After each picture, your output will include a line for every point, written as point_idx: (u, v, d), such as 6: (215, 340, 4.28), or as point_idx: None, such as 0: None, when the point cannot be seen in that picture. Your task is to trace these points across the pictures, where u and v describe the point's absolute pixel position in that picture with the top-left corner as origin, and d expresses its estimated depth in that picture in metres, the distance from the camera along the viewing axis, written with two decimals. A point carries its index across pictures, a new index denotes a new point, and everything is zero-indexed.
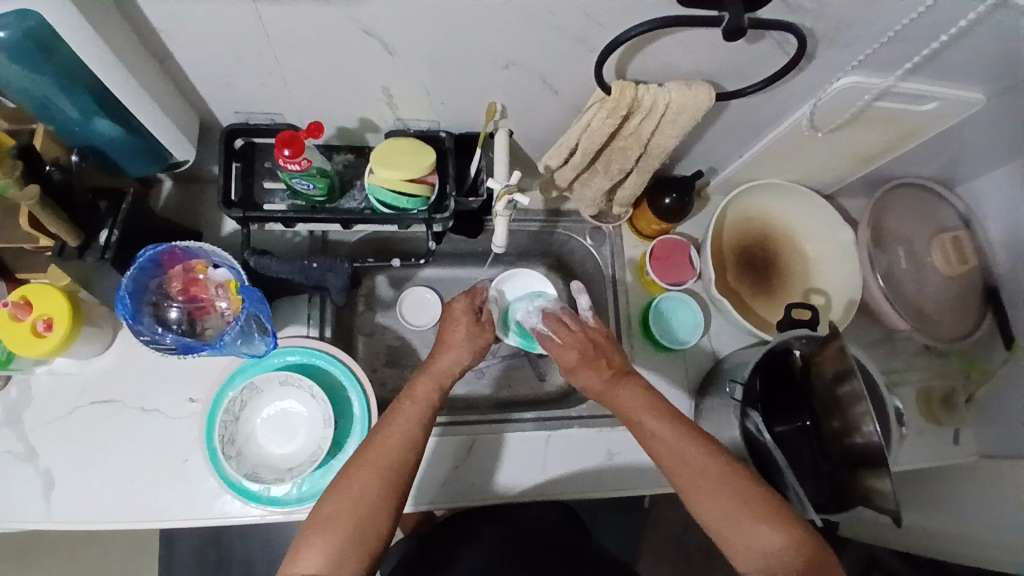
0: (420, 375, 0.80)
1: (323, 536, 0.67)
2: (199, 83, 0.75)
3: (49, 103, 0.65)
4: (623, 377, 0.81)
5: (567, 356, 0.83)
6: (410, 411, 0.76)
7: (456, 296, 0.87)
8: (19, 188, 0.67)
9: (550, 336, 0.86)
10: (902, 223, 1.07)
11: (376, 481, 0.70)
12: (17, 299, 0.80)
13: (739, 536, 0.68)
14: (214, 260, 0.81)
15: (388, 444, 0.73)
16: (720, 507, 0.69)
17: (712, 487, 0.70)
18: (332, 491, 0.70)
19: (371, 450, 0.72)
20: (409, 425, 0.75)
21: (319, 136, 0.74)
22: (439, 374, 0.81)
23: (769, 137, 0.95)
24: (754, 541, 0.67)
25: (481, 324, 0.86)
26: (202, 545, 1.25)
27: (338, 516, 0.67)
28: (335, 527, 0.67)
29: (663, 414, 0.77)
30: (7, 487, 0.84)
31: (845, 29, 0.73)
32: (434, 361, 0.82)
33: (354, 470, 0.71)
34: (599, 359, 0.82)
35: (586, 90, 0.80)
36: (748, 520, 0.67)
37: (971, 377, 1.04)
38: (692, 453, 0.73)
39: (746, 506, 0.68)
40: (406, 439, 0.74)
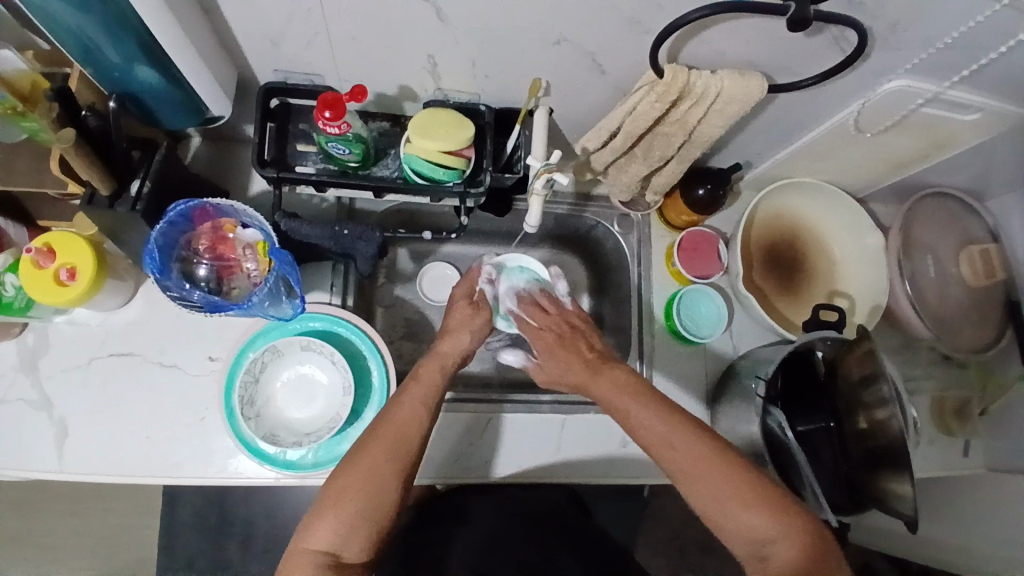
0: (427, 358, 0.81)
1: (334, 510, 0.67)
2: (241, 37, 0.73)
3: (92, 47, 0.63)
4: (602, 360, 0.82)
5: (540, 339, 0.86)
6: (414, 392, 0.76)
7: (456, 287, 0.91)
8: (55, 131, 0.65)
9: (522, 315, 0.90)
10: (931, 234, 1.04)
11: (386, 458, 0.70)
12: (40, 245, 0.78)
13: (730, 524, 0.67)
14: (243, 220, 0.81)
15: (395, 421, 0.73)
16: (710, 496, 0.69)
17: (705, 478, 0.69)
18: (342, 466, 0.70)
19: (381, 427, 0.72)
20: (415, 404, 0.75)
21: (362, 101, 0.72)
22: (444, 358, 0.81)
23: (810, 135, 0.93)
24: (745, 528, 0.67)
25: (476, 305, 0.88)
26: (205, 505, 1.25)
27: (349, 491, 0.68)
28: (345, 501, 0.67)
29: (649, 401, 0.76)
30: (21, 434, 0.83)
31: (904, 31, 0.71)
32: (442, 344, 0.83)
33: (367, 446, 0.71)
34: (571, 344, 0.85)
35: (634, 73, 0.78)
36: (739, 507, 0.67)
37: (986, 391, 1.04)
38: (685, 441, 0.71)
39: (737, 494, 0.68)
40: (413, 418, 0.74)
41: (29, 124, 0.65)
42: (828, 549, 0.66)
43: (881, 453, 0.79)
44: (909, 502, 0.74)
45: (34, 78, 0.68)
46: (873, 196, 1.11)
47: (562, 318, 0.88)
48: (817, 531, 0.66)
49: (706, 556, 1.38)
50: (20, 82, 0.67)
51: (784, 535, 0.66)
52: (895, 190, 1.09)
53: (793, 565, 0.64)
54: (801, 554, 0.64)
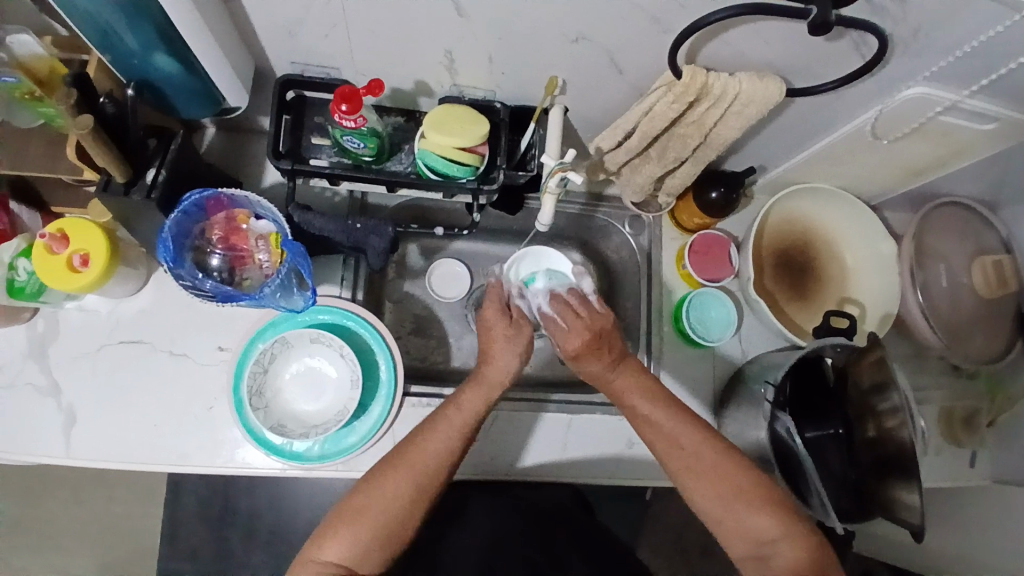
0: (470, 382, 0.77)
1: (352, 527, 0.68)
2: (259, 27, 0.73)
3: (112, 34, 0.64)
4: (621, 363, 0.78)
5: (571, 342, 0.77)
6: (451, 421, 0.74)
7: (485, 298, 0.82)
8: (72, 118, 0.66)
9: (552, 319, 0.80)
10: (943, 243, 1.03)
11: (410, 487, 0.70)
12: (53, 232, 0.78)
13: (731, 523, 0.70)
14: (257, 211, 0.81)
15: (428, 450, 0.72)
16: (715, 495, 0.71)
17: (711, 479, 0.71)
18: (364, 485, 0.70)
19: (411, 454, 0.72)
20: (450, 436, 0.74)
21: (378, 94, 0.73)
22: (490, 384, 0.78)
23: (826, 140, 0.93)
24: (746, 528, 0.70)
25: (517, 322, 0.80)
26: (208, 494, 1.25)
27: (370, 513, 0.69)
28: (363, 522, 0.68)
29: (658, 402, 0.76)
30: (29, 419, 0.84)
31: (924, 38, 0.70)
32: (490, 366, 0.78)
33: (393, 474, 0.70)
34: (599, 347, 0.77)
35: (652, 72, 0.78)
36: (742, 509, 0.70)
37: (994, 401, 1.03)
38: (693, 440, 0.73)
39: (745, 494, 0.70)
40: (445, 449, 0.73)
41: (46, 107, 0.69)
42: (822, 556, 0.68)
43: (890, 461, 0.78)
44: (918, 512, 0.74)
45: (53, 64, 0.69)
46: (887, 203, 1.10)
47: (592, 324, 0.78)
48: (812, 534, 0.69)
49: (708, 560, 1.37)
50: (37, 67, 0.68)
51: (787, 540, 0.68)
52: (909, 198, 1.08)
53: (793, 568, 0.67)
54: (799, 558, 0.67)
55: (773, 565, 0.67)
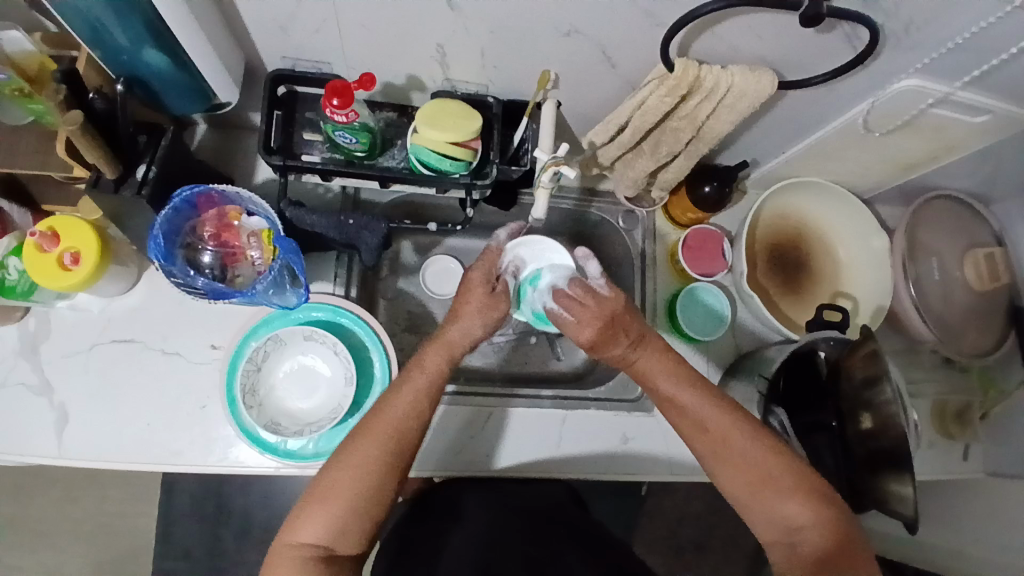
0: (430, 344, 0.78)
1: (324, 503, 0.67)
2: (250, 22, 0.72)
3: (101, 29, 0.63)
4: (642, 342, 0.79)
5: (585, 330, 0.79)
6: (415, 383, 0.75)
7: (472, 267, 0.82)
8: (61, 113, 0.67)
9: (563, 314, 0.81)
10: (936, 236, 1.03)
11: (380, 453, 0.69)
12: (44, 229, 0.78)
13: (762, 509, 0.70)
14: (248, 208, 0.81)
15: (393, 414, 0.72)
16: (741, 478, 0.71)
17: (741, 464, 0.71)
18: (333, 460, 0.69)
19: (377, 419, 0.71)
20: (415, 398, 0.74)
21: (370, 89, 0.72)
22: (448, 346, 0.78)
23: (819, 133, 0.93)
24: (775, 512, 0.69)
25: (496, 296, 0.80)
26: (202, 494, 1.24)
27: (340, 485, 0.67)
28: (334, 496, 0.67)
29: (684, 380, 0.76)
30: (21, 418, 0.83)
31: (915, 31, 0.70)
32: (447, 330, 0.79)
33: (362, 439, 0.70)
34: (614, 333, 0.78)
35: (644, 66, 0.78)
36: (772, 495, 0.69)
37: (988, 395, 1.04)
38: (724, 423, 0.73)
39: (774, 479, 0.70)
40: (409, 411, 0.73)
41: (36, 105, 0.68)
42: (855, 546, 0.67)
43: (883, 455, 0.79)
44: (912, 504, 0.75)
45: (43, 60, 0.69)
46: (879, 198, 1.11)
47: (602, 311, 0.79)
48: (844, 524, 0.68)
49: (703, 556, 1.37)
50: (28, 65, 0.68)
51: (818, 527, 0.67)
52: (901, 193, 1.09)
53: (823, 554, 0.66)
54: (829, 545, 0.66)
55: (804, 552, 0.66)
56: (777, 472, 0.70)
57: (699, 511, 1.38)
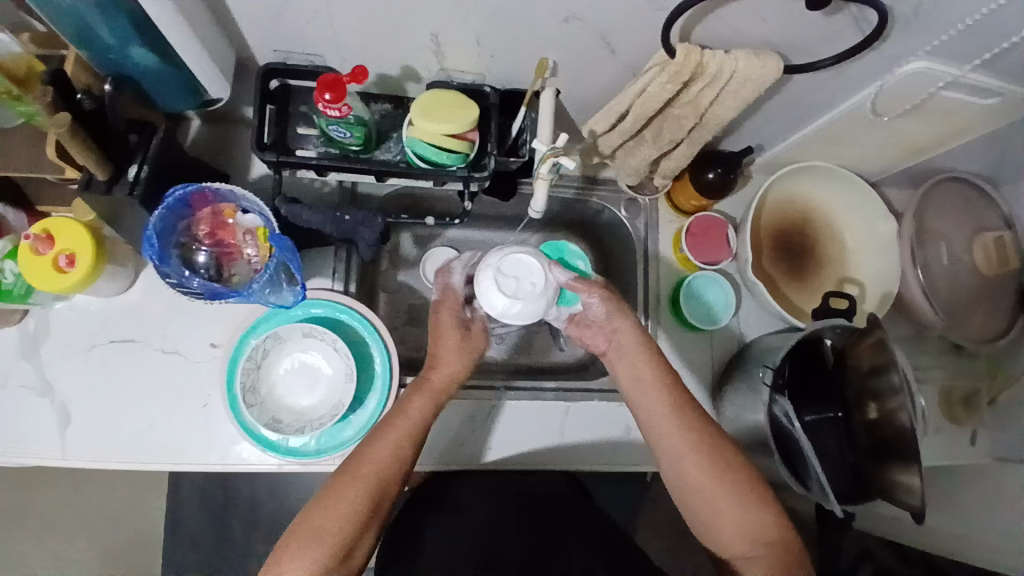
0: (414, 389, 0.76)
1: (305, 545, 0.64)
2: (239, 15, 0.70)
3: (85, 26, 0.62)
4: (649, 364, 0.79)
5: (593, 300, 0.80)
6: (404, 419, 0.73)
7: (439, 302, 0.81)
8: (50, 115, 0.64)
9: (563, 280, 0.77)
10: (944, 220, 1.01)
11: (366, 495, 0.68)
12: (38, 231, 0.77)
13: (736, 517, 0.69)
14: (242, 205, 0.79)
15: (379, 454, 0.70)
16: (701, 483, 0.71)
17: (728, 473, 0.71)
18: (318, 501, 0.67)
19: (363, 462, 0.70)
20: (401, 444, 0.72)
21: (363, 82, 0.71)
22: (432, 379, 0.77)
23: (826, 118, 0.90)
24: (744, 522, 0.69)
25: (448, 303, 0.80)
26: (209, 487, 1.26)
27: (324, 528, 0.65)
28: (317, 541, 0.65)
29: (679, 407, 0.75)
30: (23, 420, 0.83)
31: (925, 11, 0.68)
32: (433, 359, 0.78)
33: (348, 482, 0.68)
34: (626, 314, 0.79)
35: (645, 52, 0.75)
36: (749, 502, 0.70)
37: (995, 380, 1.01)
38: (687, 430, 0.73)
39: (751, 490, 0.70)
40: (396, 457, 0.71)
41: (25, 107, 0.66)
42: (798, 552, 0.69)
43: (889, 445, 0.79)
44: (918, 497, 0.74)
45: (30, 61, 0.66)
46: (887, 181, 1.08)
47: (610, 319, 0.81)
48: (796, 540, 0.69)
49: None
50: (14, 66, 0.66)
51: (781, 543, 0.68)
52: (909, 175, 1.06)
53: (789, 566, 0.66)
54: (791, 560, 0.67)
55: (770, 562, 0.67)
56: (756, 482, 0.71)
57: None
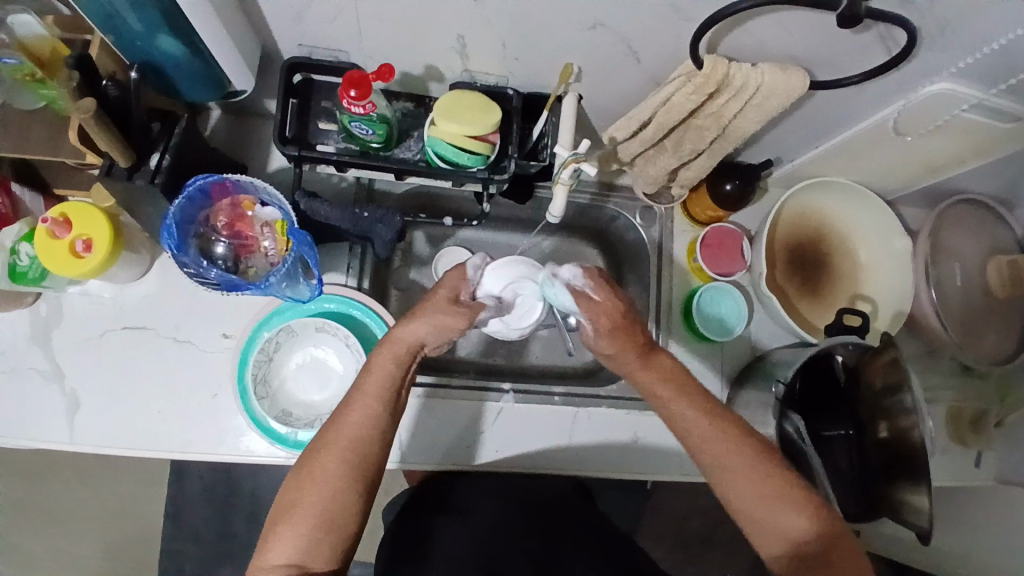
0: (380, 346, 0.73)
1: (290, 524, 0.64)
2: (266, 8, 0.70)
3: (114, 14, 0.62)
4: (652, 353, 0.74)
5: (600, 319, 0.73)
6: (370, 388, 0.70)
7: (440, 283, 0.78)
8: (74, 100, 0.65)
9: (585, 293, 0.74)
10: (959, 241, 1.01)
11: (341, 467, 0.66)
12: (56, 216, 0.77)
13: (768, 522, 0.66)
14: (262, 197, 0.79)
15: (347, 426, 0.68)
16: (749, 491, 0.66)
17: (752, 477, 0.66)
18: (293, 478, 0.66)
19: (333, 432, 0.68)
20: (371, 405, 0.69)
21: (389, 80, 0.71)
22: (396, 347, 0.72)
23: (847, 133, 0.90)
24: (780, 524, 0.65)
25: (458, 307, 0.75)
26: (212, 476, 1.26)
27: (303, 503, 0.64)
28: (296, 517, 0.64)
29: (690, 397, 0.71)
30: (33, 404, 0.83)
31: (954, 32, 0.67)
32: (395, 329, 0.72)
33: (320, 453, 0.66)
34: (628, 335, 0.73)
35: (670, 61, 0.75)
36: (777, 504, 0.65)
37: (1004, 402, 1.02)
38: (733, 438, 0.68)
39: (778, 491, 0.65)
40: (367, 421, 0.68)
41: (47, 90, 0.67)
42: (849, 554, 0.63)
43: (902, 465, 0.78)
44: (926, 516, 0.74)
45: (54, 44, 0.67)
46: (903, 199, 1.07)
47: (614, 307, 0.73)
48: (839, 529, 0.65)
49: (708, 551, 1.36)
50: (38, 48, 0.66)
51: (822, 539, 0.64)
52: (925, 194, 1.06)
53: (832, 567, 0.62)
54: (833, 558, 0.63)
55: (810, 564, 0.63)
56: (781, 484, 0.66)
57: (707, 506, 1.37)
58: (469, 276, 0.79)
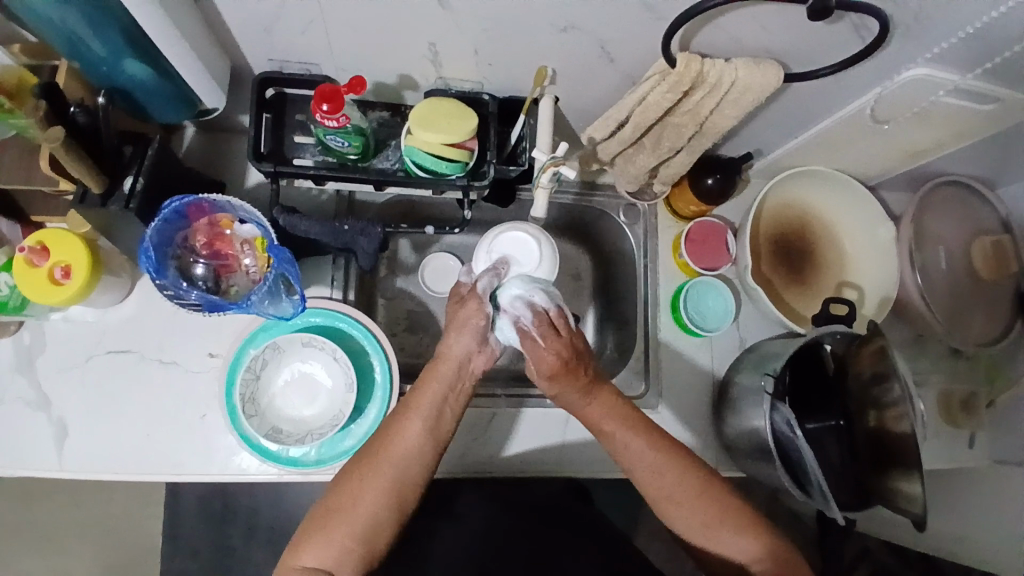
0: (434, 361, 0.75)
1: (325, 530, 0.65)
2: (235, 25, 0.69)
3: (77, 40, 0.62)
4: (593, 390, 0.73)
5: (543, 364, 0.71)
6: (421, 403, 0.72)
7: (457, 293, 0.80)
8: (42, 130, 0.64)
9: (531, 333, 0.72)
10: (939, 225, 1.02)
11: (383, 482, 0.67)
12: (33, 244, 0.76)
13: (717, 544, 0.70)
14: (240, 216, 0.78)
15: (397, 439, 0.70)
16: (695, 520, 0.70)
17: (699, 507, 0.70)
18: (337, 484, 0.68)
19: (381, 446, 0.69)
20: (421, 423, 0.71)
21: (361, 92, 0.70)
22: (449, 363, 0.74)
23: (825, 123, 0.90)
24: (727, 548, 0.70)
25: (462, 299, 0.78)
26: (208, 494, 1.25)
27: (341, 511, 0.66)
28: (332, 523, 0.65)
29: (631, 432, 0.72)
30: (19, 433, 0.82)
31: (925, 20, 0.67)
32: (445, 345, 0.75)
33: (366, 463, 0.68)
34: (569, 376, 0.71)
35: (645, 60, 0.75)
36: (723, 531, 0.70)
37: (993, 385, 1.01)
38: (677, 469, 0.71)
39: (724, 520, 0.70)
40: (417, 438, 0.70)
41: (17, 121, 0.64)
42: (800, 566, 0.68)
43: (891, 453, 0.79)
44: (919, 502, 0.74)
45: (21, 75, 0.65)
46: (885, 184, 1.07)
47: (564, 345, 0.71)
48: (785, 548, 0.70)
49: None
50: (6, 79, 0.64)
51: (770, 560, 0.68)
52: (907, 179, 1.05)
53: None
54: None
55: None
56: (727, 511, 0.70)
57: None
58: (463, 277, 0.85)
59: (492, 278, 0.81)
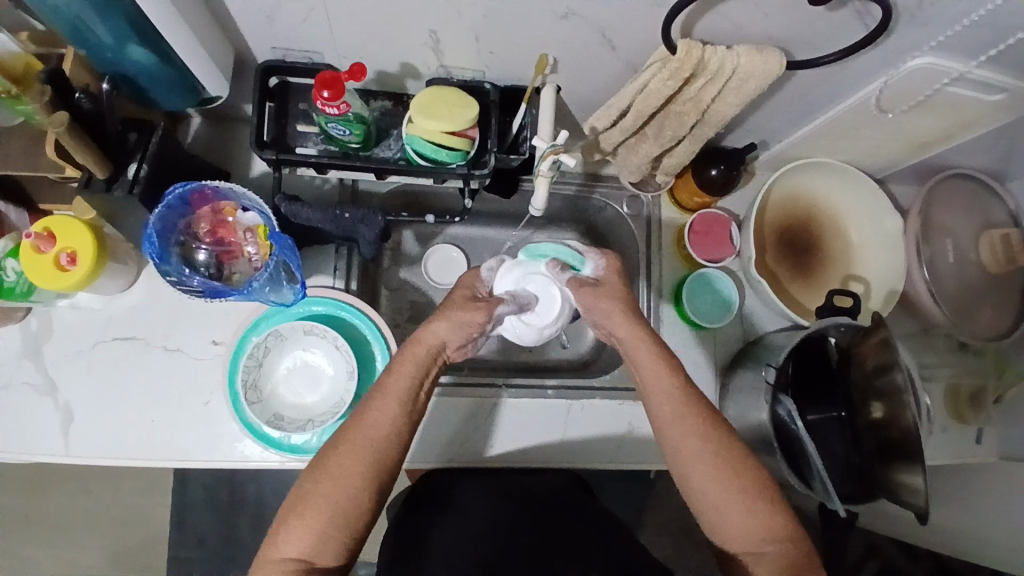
0: (407, 346, 0.74)
1: (302, 519, 0.64)
2: (237, 14, 0.70)
3: (82, 27, 0.63)
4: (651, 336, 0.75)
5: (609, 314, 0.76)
6: (395, 388, 0.71)
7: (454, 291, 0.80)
8: (47, 115, 0.65)
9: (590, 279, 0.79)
10: (949, 216, 1.00)
11: (359, 466, 0.67)
12: (40, 230, 0.76)
13: (733, 519, 0.67)
14: (243, 203, 0.79)
15: (371, 421, 0.69)
16: (721, 496, 0.67)
17: (720, 479, 0.67)
18: (310, 471, 0.67)
19: (355, 429, 0.68)
20: (395, 406, 0.70)
21: (361, 79, 0.70)
22: (422, 348, 0.74)
23: (831, 113, 0.89)
24: (744, 523, 0.67)
25: (475, 303, 0.76)
26: (215, 483, 1.26)
27: (318, 498, 0.65)
28: (309, 509, 0.64)
29: (675, 387, 0.72)
30: (25, 418, 0.84)
31: (929, 6, 0.66)
32: (422, 330, 0.74)
33: (339, 449, 0.67)
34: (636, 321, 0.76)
35: (645, 47, 0.75)
36: (745, 504, 0.67)
37: (1002, 378, 0.99)
38: (700, 431, 0.69)
39: (747, 494, 0.67)
40: (390, 419, 0.69)
41: (24, 106, 0.66)
42: (812, 563, 0.66)
43: (894, 446, 0.78)
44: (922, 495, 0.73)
45: (28, 60, 0.67)
46: (893, 176, 1.06)
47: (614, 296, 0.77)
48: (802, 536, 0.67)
49: None
50: (13, 65, 0.66)
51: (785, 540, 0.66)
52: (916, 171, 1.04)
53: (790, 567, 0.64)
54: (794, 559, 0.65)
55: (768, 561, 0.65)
56: (751, 484, 0.67)
57: None
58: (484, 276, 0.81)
59: (513, 308, 0.77)
